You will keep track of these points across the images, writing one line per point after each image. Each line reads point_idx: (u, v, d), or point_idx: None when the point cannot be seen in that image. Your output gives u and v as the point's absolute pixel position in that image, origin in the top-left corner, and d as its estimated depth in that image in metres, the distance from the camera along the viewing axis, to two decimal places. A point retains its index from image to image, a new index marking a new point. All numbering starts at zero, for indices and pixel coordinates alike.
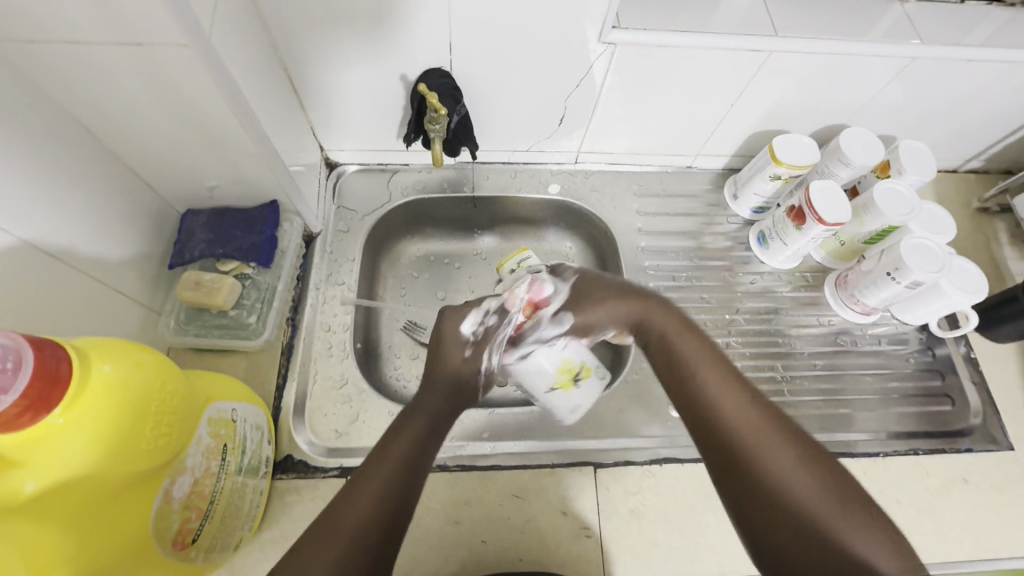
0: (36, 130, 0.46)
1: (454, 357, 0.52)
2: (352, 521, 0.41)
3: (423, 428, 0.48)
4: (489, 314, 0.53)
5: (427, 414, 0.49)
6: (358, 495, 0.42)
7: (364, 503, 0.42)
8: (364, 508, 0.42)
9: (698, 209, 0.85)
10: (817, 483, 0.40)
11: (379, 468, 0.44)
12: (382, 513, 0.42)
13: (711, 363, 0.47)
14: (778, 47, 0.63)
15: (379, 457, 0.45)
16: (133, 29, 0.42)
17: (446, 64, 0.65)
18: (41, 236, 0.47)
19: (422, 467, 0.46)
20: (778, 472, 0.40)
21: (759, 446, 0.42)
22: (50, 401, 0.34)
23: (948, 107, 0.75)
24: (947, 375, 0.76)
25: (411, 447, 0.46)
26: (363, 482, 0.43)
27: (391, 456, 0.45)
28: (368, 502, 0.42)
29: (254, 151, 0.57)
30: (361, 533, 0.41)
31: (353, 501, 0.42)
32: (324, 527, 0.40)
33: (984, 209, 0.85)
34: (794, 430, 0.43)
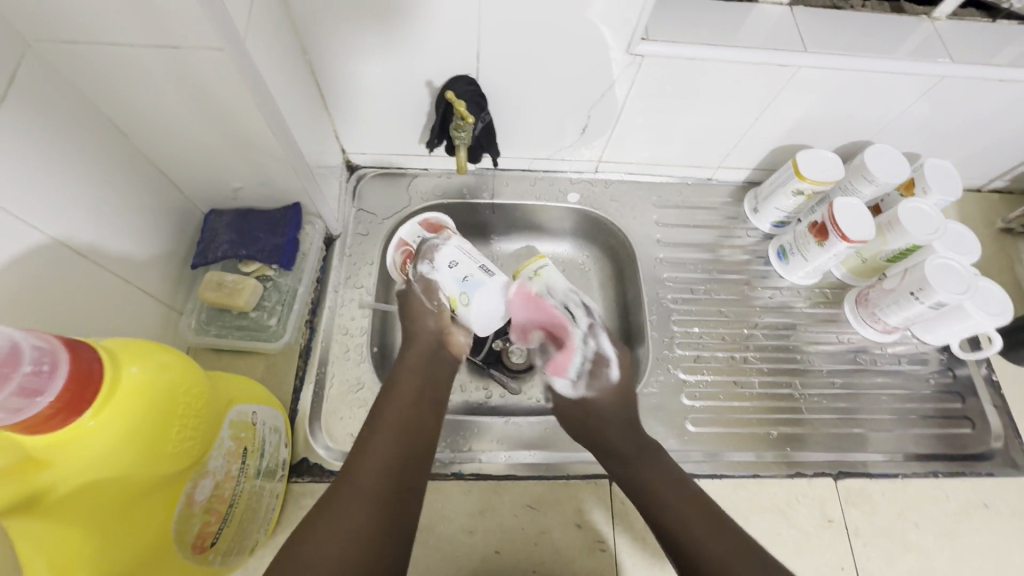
0: (69, 128, 0.46)
1: (424, 315, 0.63)
2: (368, 482, 0.47)
3: (409, 399, 0.55)
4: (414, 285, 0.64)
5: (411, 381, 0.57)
6: (364, 461, 0.48)
7: (371, 467, 0.48)
8: (370, 470, 0.48)
9: (717, 222, 0.84)
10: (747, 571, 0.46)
11: (378, 437, 0.50)
12: (389, 469, 0.48)
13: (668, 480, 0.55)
14: (806, 62, 0.63)
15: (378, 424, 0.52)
16: (170, 33, 0.42)
17: (472, 72, 0.65)
18: (71, 234, 0.47)
19: (417, 434, 0.53)
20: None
21: (676, 506, 0.52)
22: (82, 403, 0.34)
23: (976, 125, 0.74)
24: (968, 398, 0.75)
25: (401, 416, 0.53)
26: (365, 447, 0.49)
27: (381, 428, 0.51)
28: (374, 464, 0.48)
29: (279, 154, 0.57)
30: (379, 491, 0.46)
31: (359, 467, 0.48)
32: (343, 488, 0.46)
33: (1008, 229, 0.84)
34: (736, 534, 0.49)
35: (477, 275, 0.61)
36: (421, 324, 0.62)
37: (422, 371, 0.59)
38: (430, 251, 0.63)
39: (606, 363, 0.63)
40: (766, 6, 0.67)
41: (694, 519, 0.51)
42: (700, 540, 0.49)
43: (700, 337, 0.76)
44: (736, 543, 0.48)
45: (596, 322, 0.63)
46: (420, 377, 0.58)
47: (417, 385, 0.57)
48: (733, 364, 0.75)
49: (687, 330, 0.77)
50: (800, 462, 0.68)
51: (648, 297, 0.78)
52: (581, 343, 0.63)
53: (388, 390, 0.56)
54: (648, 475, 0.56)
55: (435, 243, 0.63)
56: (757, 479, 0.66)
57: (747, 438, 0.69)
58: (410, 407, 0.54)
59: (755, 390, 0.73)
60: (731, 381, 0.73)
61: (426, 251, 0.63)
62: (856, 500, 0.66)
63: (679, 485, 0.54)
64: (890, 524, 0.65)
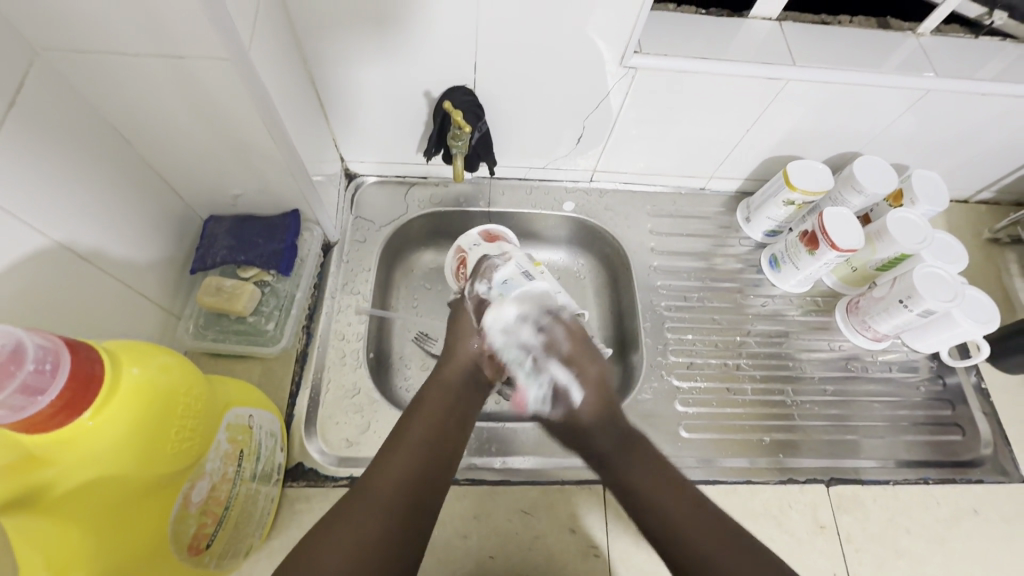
0: (75, 134, 0.47)
1: (472, 335, 0.62)
2: (382, 499, 0.47)
3: (436, 415, 0.55)
4: (475, 290, 0.64)
5: (442, 397, 0.57)
6: (384, 474, 0.48)
7: (388, 481, 0.48)
8: (389, 484, 0.48)
9: (710, 230, 0.86)
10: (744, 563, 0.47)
11: (401, 452, 0.50)
12: (407, 486, 0.48)
13: (651, 469, 0.55)
14: (795, 75, 0.64)
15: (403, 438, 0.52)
16: (177, 43, 0.43)
17: (469, 83, 0.67)
18: (74, 239, 0.48)
19: (440, 451, 0.53)
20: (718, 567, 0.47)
21: (699, 543, 0.49)
22: (83, 403, 0.34)
23: (962, 138, 0.76)
24: (958, 405, 0.75)
25: (424, 433, 0.53)
26: (387, 460, 0.50)
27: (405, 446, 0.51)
28: (393, 479, 0.48)
29: (280, 161, 0.58)
30: (393, 507, 0.46)
31: (378, 481, 0.48)
32: (356, 504, 0.46)
33: (995, 239, 0.86)
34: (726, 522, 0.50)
35: (518, 282, 0.62)
36: (464, 342, 0.62)
37: (454, 387, 0.59)
38: (486, 271, 0.64)
39: (563, 390, 0.61)
40: (757, 21, 0.69)
41: (697, 525, 0.50)
42: (685, 535, 0.50)
43: (694, 344, 0.77)
44: (728, 536, 0.49)
45: (538, 357, 0.62)
46: (450, 391, 0.58)
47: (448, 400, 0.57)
48: (727, 371, 0.76)
49: (680, 337, 0.77)
50: (792, 469, 0.69)
51: (642, 305, 0.79)
52: (534, 377, 0.62)
53: (419, 404, 0.56)
54: (666, 503, 0.52)
55: (492, 260, 0.64)
56: (750, 485, 0.67)
57: (740, 444, 0.70)
58: (436, 426, 0.54)
59: (748, 397, 0.74)
60: (724, 387, 0.74)
61: (484, 269, 0.64)
62: (847, 506, 0.66)
63: (663, 475, 0.54)
64: (881, 530, 0.65)
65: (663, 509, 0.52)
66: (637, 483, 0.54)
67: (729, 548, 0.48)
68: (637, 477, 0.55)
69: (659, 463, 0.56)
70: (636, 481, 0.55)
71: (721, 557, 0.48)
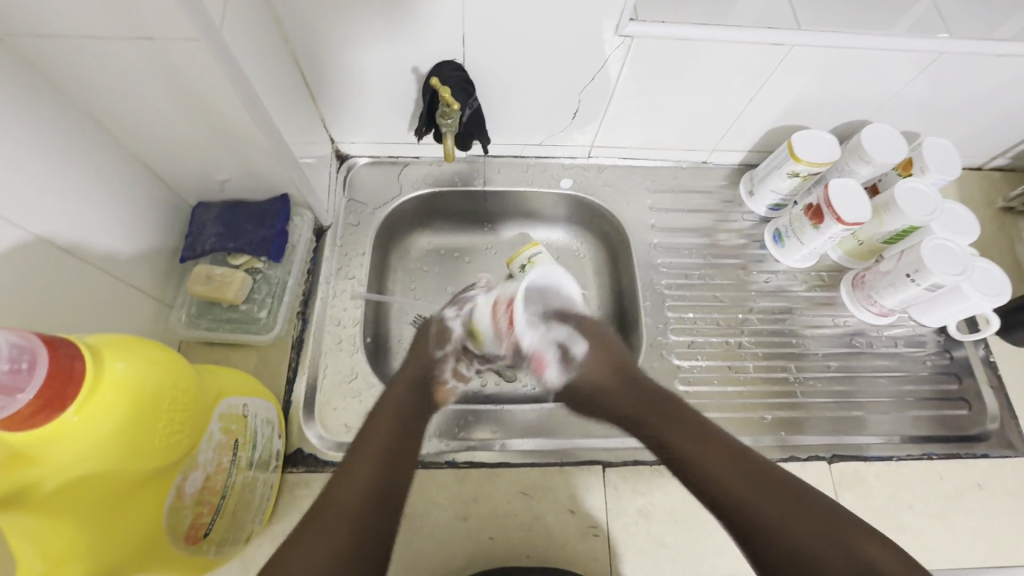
0: (48, 123, 0.45)
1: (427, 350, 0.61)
2: (352, 497, 0.44)
3: (388, 427, 0.51)
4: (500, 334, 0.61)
5: (392, 411, 0.53)
6: (345, 483, 0.45)
7: (353, 485, 0.45)
8: (356, 487, 0.45)
9: (712, 205, 0.83)
10: (815, 527, 0.43)
11: (361, 454, 0.48)
12: (377, 483, 0.46)
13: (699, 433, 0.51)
14: (800, 40, 0.61)
15: (362, 445, 0.49)
16: (144, 24, 0.41)
17: (458, 57, 0.64)
18: (54, 231, 0.47)
19: (404, 451, 0.50)
20: (791, 537, 0.43)
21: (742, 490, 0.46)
22: (64, 400, 0.34)
23: (977, 102, 0.72)
24: (965, 378, 0.74)
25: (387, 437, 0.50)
26: (349, 469, 0.47)
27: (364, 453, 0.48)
28: (359, 480, 0.46)
29: (265, 145, 0.56)
30: (363, 511, 0.44)
31: (342, 488, 0.45)
32: (323, 508, 0.44)
33: (1009, 207, 0.83)
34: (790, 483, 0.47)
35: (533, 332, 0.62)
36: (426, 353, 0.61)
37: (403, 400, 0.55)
38: (461, 301, 0.64)
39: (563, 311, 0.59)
40: None
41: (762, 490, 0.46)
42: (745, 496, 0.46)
43: (695, 323, 0.76)
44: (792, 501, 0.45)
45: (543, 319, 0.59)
46: (398, 406, 0.54)
47: (403, 413, 0.54)
48: (729, 349, 0.75)
49: (681, 316, 0.76)
50: (794, 446, 0.68)
51: (642, 283, 0.78)
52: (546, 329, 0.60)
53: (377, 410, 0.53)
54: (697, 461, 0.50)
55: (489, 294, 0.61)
56: None
57: (742, 422, 0.69)
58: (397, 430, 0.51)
59: (750, 374, 0.73)
60: (726, 366, 0.73)
61: (460, 298, 0.64)
62: (850, 483, 0.66)
63: (703, 435, 0.51)
64: (884, 505, 0.65)
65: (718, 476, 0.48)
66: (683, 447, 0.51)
67: (769, 489, 0.46)
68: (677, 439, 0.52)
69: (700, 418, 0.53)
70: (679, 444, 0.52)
71: (762, 500, 0.45)
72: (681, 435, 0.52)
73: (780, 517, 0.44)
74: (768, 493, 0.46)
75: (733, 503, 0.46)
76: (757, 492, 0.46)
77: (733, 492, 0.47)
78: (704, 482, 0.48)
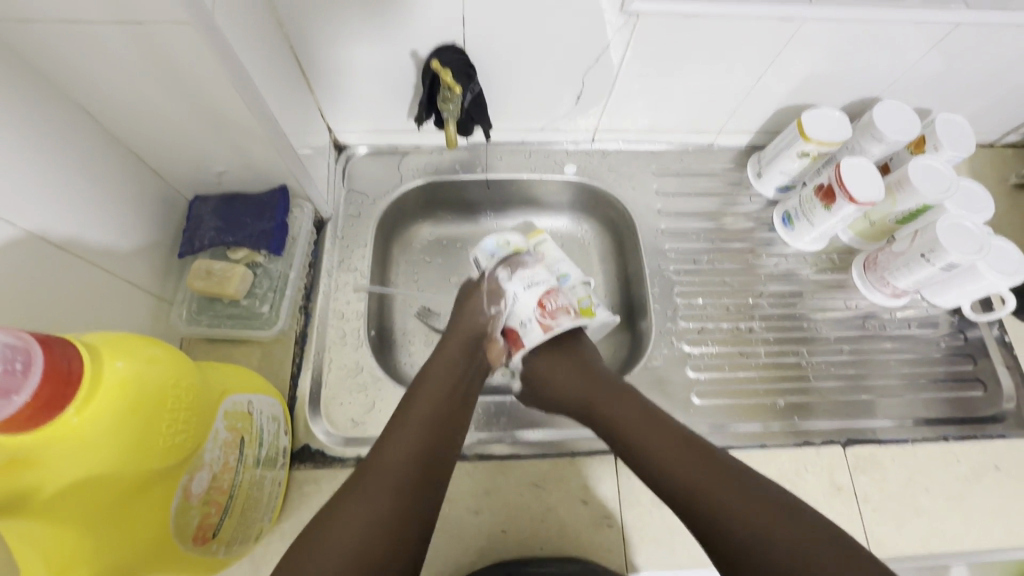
0: (35, 115, 0.44)
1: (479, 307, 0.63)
2: (392, 473, 0.47)
3: (440, 390, 0.55)
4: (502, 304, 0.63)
5: (442, 377, 0.57)
6: (391, 449, 0.49)
7: (398, 453, 0.49)
8: (395, 463, 0.48)
9: (719, 189, 0.82)
10: (804, 538, 0.44)
11: (404, 428, 0.51)
12: (416, 461, 0.48)
13: (681, 448, 0.52)
14: (811, 14, 0.59)
15: (403, 420, 0.51)
16: (132, 7, 0.40)
17: (458, 40, 0.62)
18: (46, 228, 0.45)
19: (443, 426, 0.53)
20: (777, 549, 0.44)
21: (709, 481, 0.49)
22: (63, 402, 0.33)
23: (991, 76, 0.70)
24: (980, 359, 0.73)
25: (428, 411, 0.53)
26: (395, 438, 0.50)
27: (404, 429, 0.51)
28: (399, 456, 0.48)
29: (261, 135, 0.54)
30: (403, 483, 0.47)
31: (388, 454, 0.48)
32: (364, 482, 0.46)
33: (1022, 184, 0.81)
34: (774, 494, 0.48)
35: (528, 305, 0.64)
36: (474, 311, 0.63)
37: (452, 364, 0.58)
38: (514, 263, 0.64)
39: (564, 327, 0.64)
40: None
41: (747, 505, 0.46)
42: (732, 509, 0.47)
43: (704, 308, 0.75)
44: (779, 511, 0.46)
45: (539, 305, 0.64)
46: (451, 368, 0.58)
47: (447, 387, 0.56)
48: (738, 335, 0.73)
49: (690, 302, 0.75)
50: (807, 431, 0.67)
51: (649, 269, 0.76)
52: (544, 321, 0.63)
53: (420, 382, 0.56)
54: (687, 469, 0.50)
55: (524, 257, 0.65)
56: (764, 449, 0.66)
57: (754, 408, 0.68)
58: (438, 405, 0.54)
59: (761, 360, 0.72)
60: (736, 352, 0.72)
61: (512, 261, 0.64)
62: (865, 467, 0.65)
63: (685, 447, 0.51)
64: (900, 489, 0.64)
65: (704, 491, 0.48)
66: (667, 459, 0.51)
67: (754, 503, 0.47)
68: (663, 453, 0.52)
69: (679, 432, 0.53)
70: (660, 456, 0.52)
71: (748, 512, 0.46)
72: (662, 450, 0.52)
73: (767, 530, 0.45)
74: (754, 507, 0.46)
75: (699, 493, 0.48)
76: (744, 507, 0.46)
77: (710, 493, 0.48)
78: (687, 497, 0.49)
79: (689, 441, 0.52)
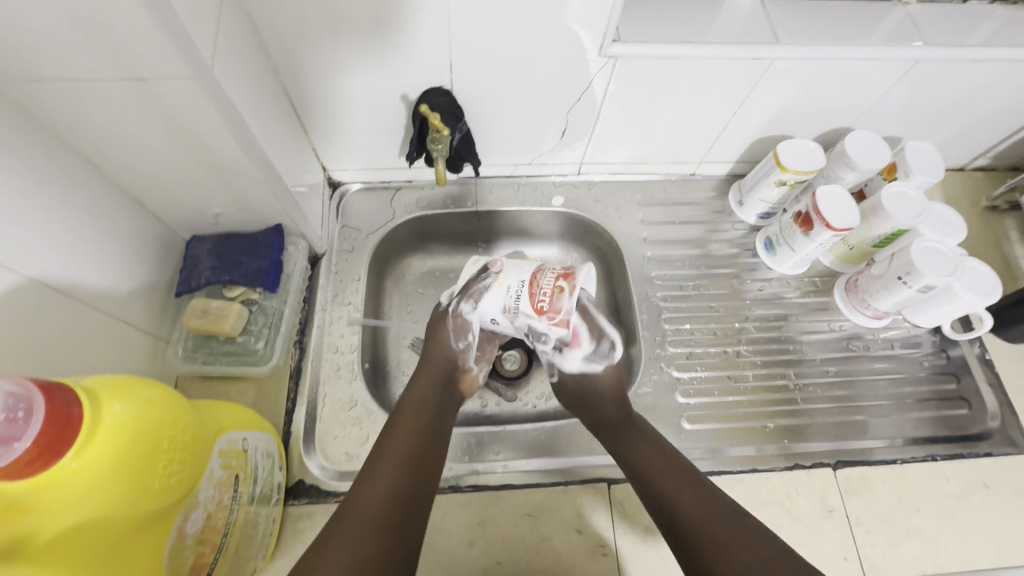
0: (40, 167, 0.46)
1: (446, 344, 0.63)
2: (370, 514, 0.48)
3: (417, 425, 0.56)
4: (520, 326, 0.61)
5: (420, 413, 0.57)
6: (370, 489, 0.49)
7: (375, 493, 0.49)
8: (373, 502, 0.48)
9: (703, 216, 0.84)
10: None
11: (382, 466, 0.51)
12: (393, 501, 0.49)
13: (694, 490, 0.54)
14: (778, 54, 0.63)
15: (383, 456, 0.52)
16: (137, 66, 0.42)
17: (446, 83, 0.65)
18: (49, 273, 0.47)
19: (422, 462, 0.53)
20: None
21: (723, 538, 0.50)
22: (61, 445, 0.34)
23: (954, 106, 0.74)
24: (963, 377, 0.75)
25: (405, 447, 0.53)
26: (373, 476, 0.50)
27: (381, 466, 0.51)
28: (377, 496, 0.49)
29: (257, 177, 0.56)
30: (382, 524, 0.47)
31: (366, 496, 0.49)
32: (343, 524, 0.47)
33: (993, 206, 0.84)
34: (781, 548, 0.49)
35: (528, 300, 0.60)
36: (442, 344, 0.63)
37: (428, 401, 0.59)
38: (475, 293, 0.60)
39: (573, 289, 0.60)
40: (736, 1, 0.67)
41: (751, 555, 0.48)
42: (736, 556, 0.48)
43: (692, 334, 0.76)
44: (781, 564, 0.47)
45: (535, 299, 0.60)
46: (429, 404, 0.59)
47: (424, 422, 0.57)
48: (727, 359, 0.75)
49: (678, 327, 0.76)
50: (799, 454, 0.68)
51: (637, 297, 0.78)
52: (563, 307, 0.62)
53: (396, 416, 0.57)
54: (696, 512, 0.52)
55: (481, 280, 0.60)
56: (756, 473, 0.66)
57: (745, 432, 0.69)
58: (416, 441, 0.54)
59: (750, 383, 0.73)
60: (725, 376, 0.73)
61: (474, 291, 0.60)
62: (855, 489, 0.66)
63: (699, 492, 0.54)
64: (891, 510, 0.65)
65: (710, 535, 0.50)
66: (678, 499, 0.53)
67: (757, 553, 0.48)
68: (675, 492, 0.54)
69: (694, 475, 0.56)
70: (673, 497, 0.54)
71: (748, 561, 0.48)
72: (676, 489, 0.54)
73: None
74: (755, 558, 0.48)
75: (713, 542, 0.50)
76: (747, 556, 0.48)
77: (718, 540, 0.50)
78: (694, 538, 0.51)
79: (703, 485, 0.55)
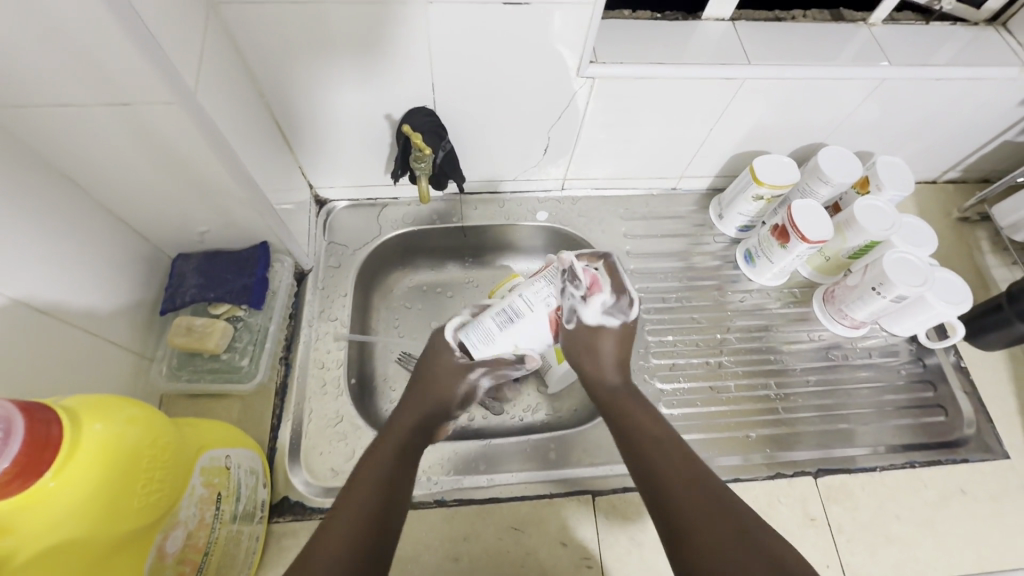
0: (25, 189, 0.46)
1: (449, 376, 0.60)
2: (337, 544, 0.42)
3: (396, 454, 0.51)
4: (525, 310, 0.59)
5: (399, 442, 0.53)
6: (338, 518, 0.44)
7: (344, 522, 0.44)
8: (341, 532, 0.43)
9: (684, 229, 0.86)
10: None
11: (357, 492, 0.46)
12: (364, 532, 0.43)
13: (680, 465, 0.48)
14: (749, 73, 0.65)
15: (356, 483, 0.47)
16: (122, 91, 0.43)
17: (429, 102, 0.67)
18: (33, 293, 0.47)
19: (399, 491, 0.48)
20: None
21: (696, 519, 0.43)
22: (40, 466, 0.34)
23: (922, 122, 0.77)
24: (939, 385, 0.76)
25: (382, 475, 0.48)
26: (343, 502, 0.45)
27: (355, 493, 0.46)
28: (347, 524, 0.43)
29: (242, 195, 0.57)
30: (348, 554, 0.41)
31: (333, 528, 0.43)
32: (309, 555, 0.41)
33: (964, 218, 0.87)
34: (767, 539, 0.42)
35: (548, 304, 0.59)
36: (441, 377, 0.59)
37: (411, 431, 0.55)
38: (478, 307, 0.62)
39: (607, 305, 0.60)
40: (709, 23, 0.69)
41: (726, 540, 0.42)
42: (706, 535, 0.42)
43: (675, 345, 0.77)
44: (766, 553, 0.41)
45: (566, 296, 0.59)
46: (409, 435, 0.54)
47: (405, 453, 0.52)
48: (710, 369, 0.76)
49: (661, 339, 0.78)
50: (781, 462, 0.69)
51: None
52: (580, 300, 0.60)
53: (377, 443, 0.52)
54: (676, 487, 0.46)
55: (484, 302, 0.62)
56: (739, 482, 0.67)
57: (728, 441, 0.70)
58: (394, 468, 0.50)
59: (733, 393, 0.74)
60: (708, 386, 0.74)
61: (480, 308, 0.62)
62: (837, 496, 0.67)
63: (688, 469, 0.47)
64: (872, 517, 0.66)
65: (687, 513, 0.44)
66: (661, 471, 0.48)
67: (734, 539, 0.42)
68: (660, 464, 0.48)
69: (683, 452, 0.49)
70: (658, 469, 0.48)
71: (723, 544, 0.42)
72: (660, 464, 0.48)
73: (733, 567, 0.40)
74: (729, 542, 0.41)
75: (686, 517, 0.44)
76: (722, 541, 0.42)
77: (694, 518, 0.44)
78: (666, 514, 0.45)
79: (692, 464, 0.48)
